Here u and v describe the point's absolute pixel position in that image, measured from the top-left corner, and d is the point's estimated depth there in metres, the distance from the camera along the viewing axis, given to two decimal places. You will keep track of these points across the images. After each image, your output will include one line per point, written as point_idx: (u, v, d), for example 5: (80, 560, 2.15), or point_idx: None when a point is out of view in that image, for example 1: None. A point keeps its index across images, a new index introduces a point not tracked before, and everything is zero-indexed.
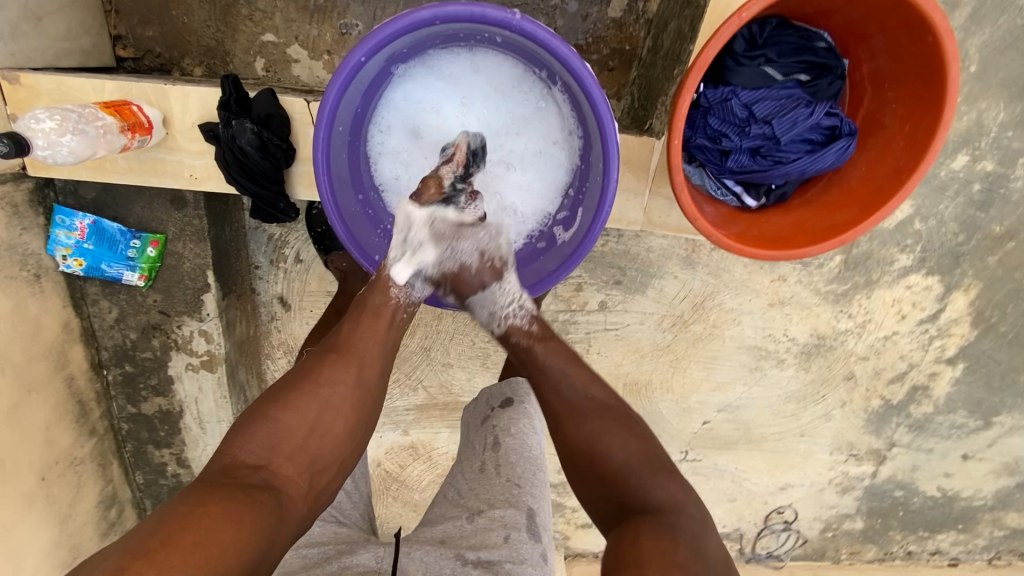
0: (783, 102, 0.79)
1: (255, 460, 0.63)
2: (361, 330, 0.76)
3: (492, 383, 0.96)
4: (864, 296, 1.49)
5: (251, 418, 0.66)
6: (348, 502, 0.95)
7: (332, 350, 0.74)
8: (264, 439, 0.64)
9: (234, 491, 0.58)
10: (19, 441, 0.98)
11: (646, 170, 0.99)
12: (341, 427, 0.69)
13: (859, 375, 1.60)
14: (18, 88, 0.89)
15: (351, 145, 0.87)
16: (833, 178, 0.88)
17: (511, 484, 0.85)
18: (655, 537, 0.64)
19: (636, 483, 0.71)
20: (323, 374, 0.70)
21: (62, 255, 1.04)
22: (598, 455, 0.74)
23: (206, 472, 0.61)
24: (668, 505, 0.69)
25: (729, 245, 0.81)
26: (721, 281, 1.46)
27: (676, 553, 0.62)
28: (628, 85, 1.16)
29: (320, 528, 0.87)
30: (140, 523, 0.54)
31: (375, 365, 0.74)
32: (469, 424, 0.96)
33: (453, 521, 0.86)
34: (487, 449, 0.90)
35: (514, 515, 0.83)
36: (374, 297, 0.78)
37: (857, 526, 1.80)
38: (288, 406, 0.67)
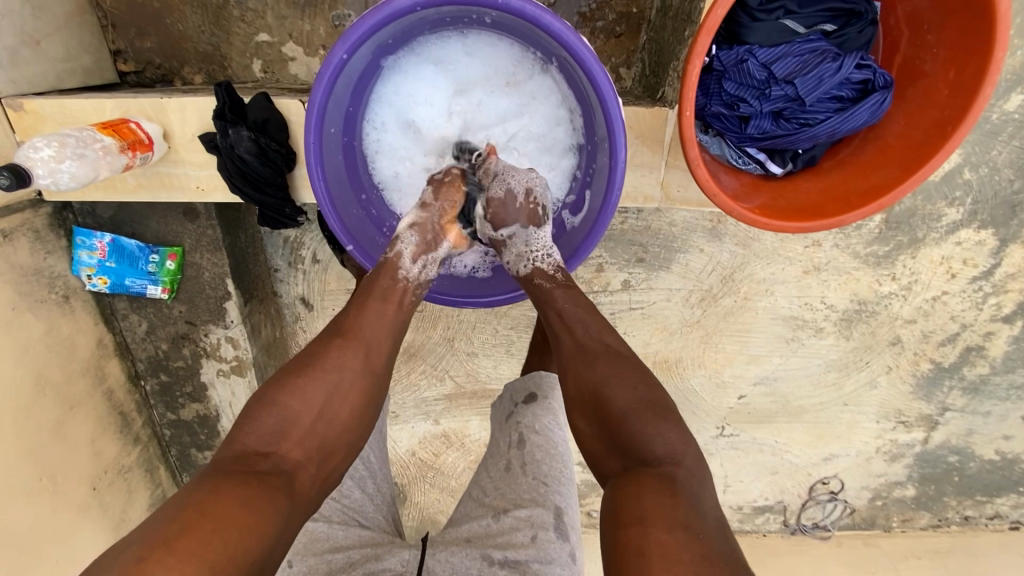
0: (806, 57, 0.72)
1: (263, 446, 0.63)
2: (369, 314, 0.74)
3: (517, 377, 0.94)
4: (909, 256, 1.40)
5: (259, 404, 0.64)
6: (371, 503, 0.90)
7: (338, 335, 0.71)
8: (272, 426, 0.63)
9: (245, 480, 0.58)
10: (66, 455, 1.02)
11: (661, 143, 0.93)
12: (349, 411, 0.69)
13: (906, 340, 1.51)
14: (24, 115, 0.90)
15: (347, 145, 0.84)
16: (867, 135, 0.80)
17: (538, 482, 0.84)
18: (656, 490, 0.58)
19: (641, 430, 0.64)
20: (329, 359, 0.68)
21: (87, 275, 1.06)
22: (602, 397, 0.68)
23: (215, 461, 0.61)
24: (667, 457, 0.62)
25: (752, 219, 0.76)
26: (750, 251, 1.39)
27: (678, 509, 0.56)
28: (638, 51, 1.09)
29: (344, 531, 0.84)
30: (154, 514, 0.53)
31: (382, 350, 0.73)
32: (496, 420, 0.95)
33: (478, 521, 0.85)
34: (513, 446, 0.88)
35: (542, 515, 0.81)
36: (380, 282, 0.76)
37: (908, 494, 1.73)
38: (296, 393, 0.65)
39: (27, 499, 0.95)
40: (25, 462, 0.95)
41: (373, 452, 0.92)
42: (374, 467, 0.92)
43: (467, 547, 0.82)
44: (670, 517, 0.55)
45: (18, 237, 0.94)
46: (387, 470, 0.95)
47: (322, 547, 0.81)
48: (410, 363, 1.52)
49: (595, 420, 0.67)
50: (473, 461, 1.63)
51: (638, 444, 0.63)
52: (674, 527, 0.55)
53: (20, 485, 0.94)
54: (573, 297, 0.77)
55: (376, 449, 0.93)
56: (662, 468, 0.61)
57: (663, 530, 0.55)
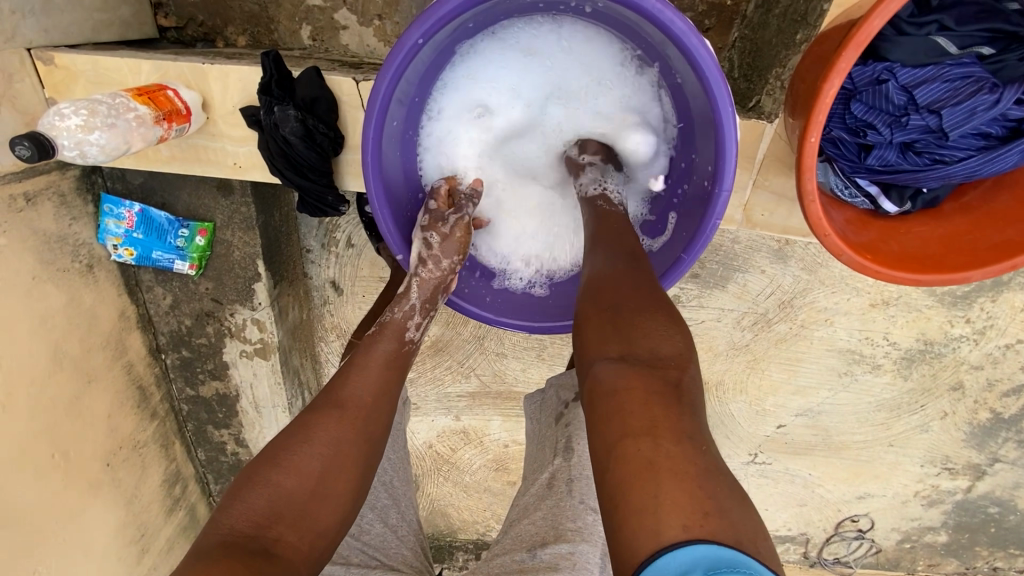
0: (957, 85, 0.60)
1: (251, 527, 0.53)
2: (366, 378, 0.67)
3: (563, 372, 0.85)
4: (990, 299, 1.28)
5: (250, 480, 0.57)
6: (395, 536, 0.84)
7: (331, 399, 0.64)
8: (263, 505, 0.55)
9: (231, 566, 0.49)
10: (80, 429, 0.98)
11: (752, 160, 0.82)
12: (346, 484, 0.61)
13: (968, 386, 1.39)
14: (54, 70, 0.82)
15: (406, 137, 0.76)
16: (1005, 177, 0.68)
17: (586, 508, 0.77)
18: (661, 399, 0.50)
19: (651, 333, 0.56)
20: (325, 428, 0.61)
21: (113, 244, 1.00)
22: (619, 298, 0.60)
23: (197, 549, 0.52)
24: (675, 362, 0.54)
25: (861, 265, 0.66)
26: (816, 277, 1.28)
27: (684, 421, 0.49)
28: (727, 50, 0.97)
29: (363, 573, 0.78)
30: None
31: (380, 415, 0.66)
32: (540, 419, 0.87)
33: (512, 554, 0.80)
34: (558, 457, 0.79)
35: (587, 552, 0.76)
36: (380, 346, 0.71)
37: (940, 540, 1.64)
38: (289, 468, 0.58)
39: (38, 474, 0.91)
40: (38, 437, 0.91)
41: (394, 476, 0.84)
42: (397, 492, 0.85)
43: None
44: (675, 428, 0.48)
45: (42, 201, 0.88)
46: (411, 489, 0.88)
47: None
48: (436, 358, 1.45)
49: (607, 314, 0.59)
50: (491, 461, 1.58)
51: (646, 347, 0.55)
52: (680, 440, 0.48)
53: (32, 461, 0.90)
54: (617, 221, 0.70)
55: (398, 473, 0.85)
56: (667, 372, 0.53)
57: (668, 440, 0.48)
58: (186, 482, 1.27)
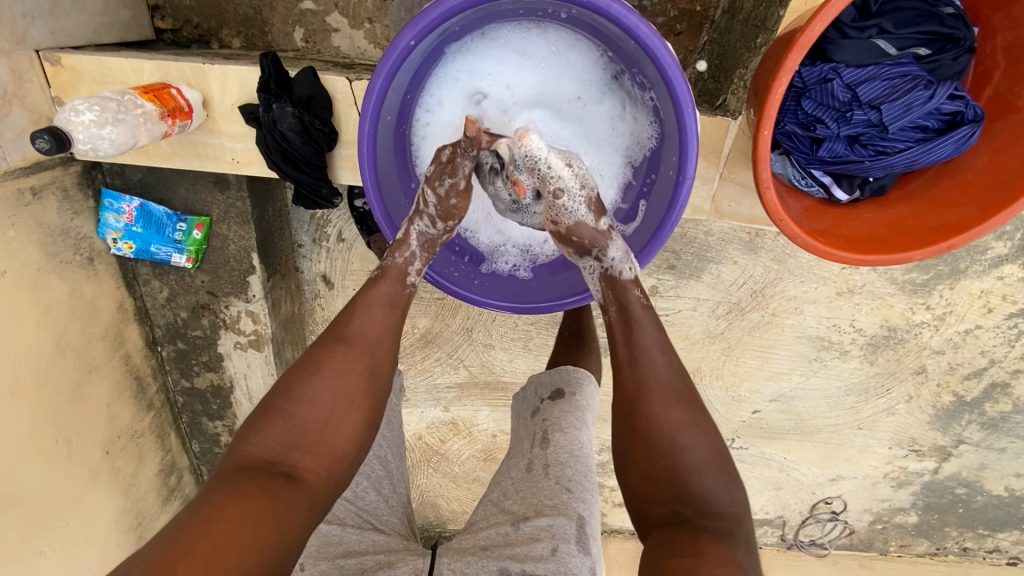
0: (896, 82, 0.67)
1: (269, 454, 0.62)
2: (370, 319, 0.72)
3: (543, 372, 0.96)
4: (948, 287, 1.36)
5: (266, 413, 0.64)
6: (386, 505, 0.89)
7: (337, 338, 0.69)
8: (279, 437, 0.63)
9: (253, 491, 0.58)
10: (81, 417, 1.01)
11: (718, 154, 0.89)
12: (356, 419, 0.68)
13: (931, 370, 1.47)
14: (60, 69, 0.86)
15: (398, 133, 0.81)
16: (944, 168, 0.76)
17: (561, 488, 0.82)
18: (716, 544, 0.58)
19: (709, 484, 0.63)
20: (330, 367, 0.67)
21: (112, 238, 1.04)
22: (672, 445, 0.64)
23: (222, 471, 0.61)
24: (727, 514, 0.62)
25: (814, 247, 0.72)
26: (786, 268, 1.36)
27: (736, 558, 0.57)
28: (696, 52, 1.04)
29: (357, 535, 0.83)
30: (159, 533, 0.54)
31: (383, 356, 0.71)
32: (520, 416, 0.96)
33: (496, 528, 0.84)
34: (536, 446, 0.88)
35: (564, 525, 0.79)
36: (382, 287, 0.75)
37: (909, 520, 1.72)
38: (300, 401, 0.65)
39: (42, 460, 0.94)
40: (42, 424, 0.94)
41: (390, 449, 0.92)
42: (391, 466, 0.92)
43: (483, 557, 0.80)
44: (722, 560, 0.57)
45: (47, 196, 0.92)
46: (403, 467, 0.95)
47: (335, 552, 0.81)
48: (426, 350, 1.50)
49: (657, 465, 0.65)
50: (481, 450, 1.62)
51: (698, 499, 0.62)
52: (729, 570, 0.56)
53: (36, 447, 0.93)
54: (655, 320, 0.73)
55: (393, 449, 0.93)
56: (720, 524, 0.61)
57: (717, 566, 0.56)
58: (181, 472, 1.30)
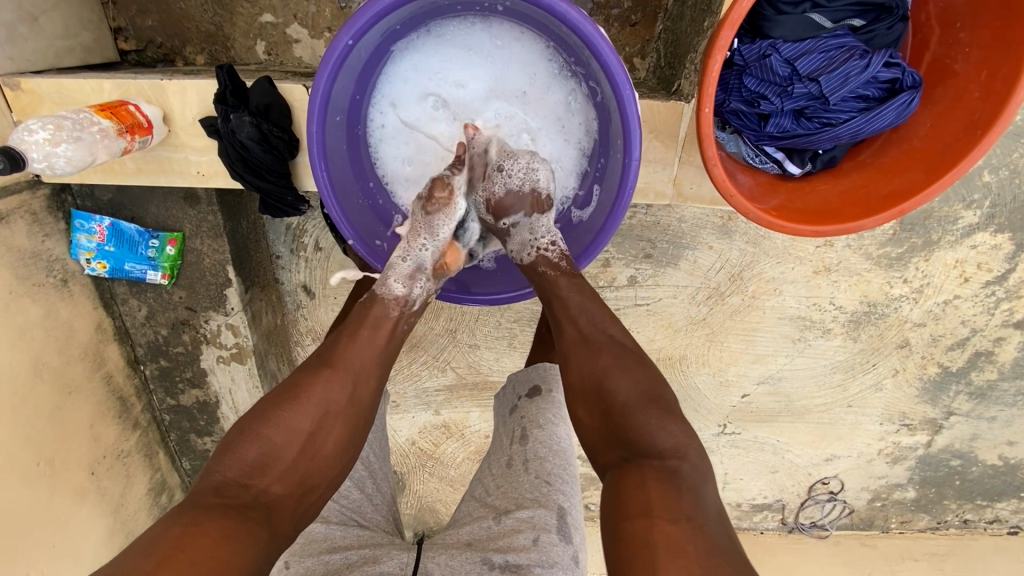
0: (832, 54, 0.70)
1: (242, 478, 0.61)
2: (358, 343, 0.74)
3: (520, 368, 0.93)
4: (923, 259, 1.37)
5: (243, 434, 0.64)
6: (371, 504, 0.90)
7: (325, 363, 0.72)
8: (255, 458, 0.63)
9: (225, 512, 0.57)
10: (63, 439, 1.02)
11: (675, 138, 0.90)
12: (331, 448, 0.69)
13: (915, 343, 1.47)
14: (21, 94, 0.87)
15: (351, 134, 0.83)
16: (891, 136, 0.78)
17: (540, 481, 0.83)
18: (660, 483, 0.58)
19: (645, 423, 0.64)
20: (316, 388, 0.68)
21: (86, 259, 1.05)
22: (605, 389, 0.68)
23: (194, 493, 0.59)
24: (674, 451, 0.62)
25: (767, 222, 0.73)
26: (761, 249, 1.37)
27: (682, 503, 0.56)
28: (653, 42, 1.05)
29: (342, 532, 0.83)
30: (124, 557, 0.51)
31: (369, 383, 0.73)
32: (500, 412, 0.95)
33: (479, 522, 0.84)
34: (516, 442, 0.88)
35: (545, 516, 0.80)
36: (375, 309, 0.78)
37: (908, 496, 1.69)
38: (281, 424, 0.65)
39: (25, 484, 0.95)
40: (22, 448, 0.94)
41: (373, 452, 0.92)
42: (374, 467, 0.92)
43: (467, 551, 0.81)
44: (673, 511, 0.56)
45: (15, 219, 0.93)
46: (387, 468, 0.95)
47: (319, 548, 0.81)
48: (412, 354, 1.49)
49: (599, 409, 0.69)
50: (474, 452, 1.61)
51: (642, 441, 0.63)
52: (676, 521, 0.55)
53: (18, 470, 0.93)
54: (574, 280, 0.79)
55: (376, 452, 0.93)
56: (668, 462, 0.61)
57: (666, 520, 0.55)
58: (172, 491, 1.30)
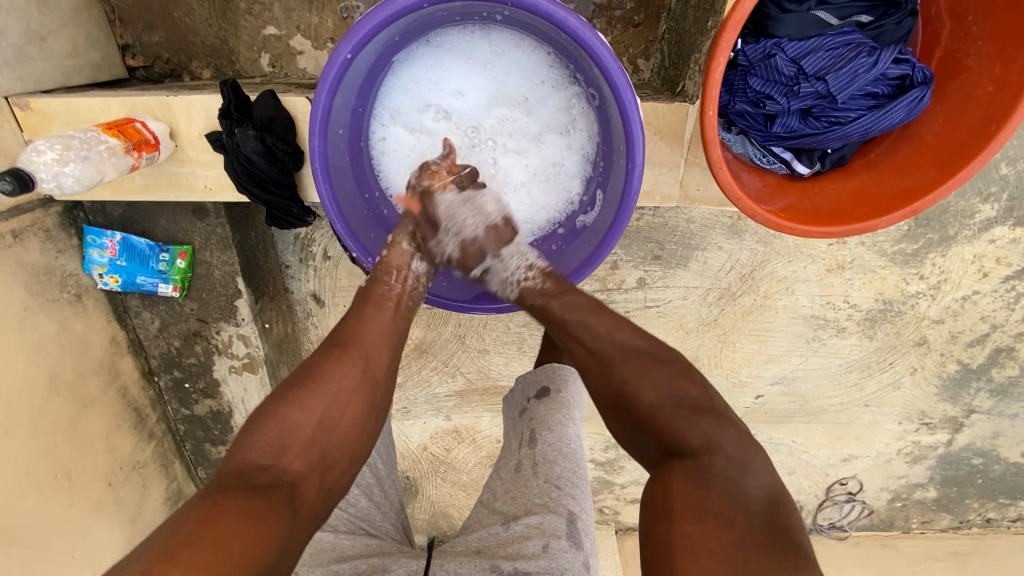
0: (840, 52, 0.69)
1: (264, 459, 0.62)
2: (365, 321, 0.76)
3: (527, 371, 0.95)
4: (939, 255, 1.34)
5: (261, 416, 0.65)
6: (379, 511, 0.90)
7: (335, 345, 0.73)
8: (273, 438, 0.63)
9: (247, 490, 0.58)
10: (80, 451, 1.03)
11: (680, 140, 0.89)
12: (350, 421, 0.69)
13: (933, 340, 1.44)
14: (31, 114, 0.89)
15: (354, 145, 0.83)
16: (902, 133, 0.76)
17: (550, 485, 0.82)
18: (688, 486, 0.59)
19: (675, 423, 0.64)
20: (329, 368, 0.70)
21: (99, 273, 1.06)
22: (629, 395, 0.68)
23: (218, 476, 0.60)
24: (703, 448, 0.62)
25: (776, 224, 0.72)
26: (772, 248, 1.35)
27: (710, 504, 0.57)
28: (656, 42, 1.04)
29: (351, 540, 0.84)
30: (159, 527, 0.53)
31: (382, 359, 0.74)
32: (509, 416, 0.95)
33: (488, 529, 0.83)
34: (524, 445, 0.88)
35: (554, 521, 0.78)
36: (376, 287, 0.78)
37: (929, 496, 1.65)
38: (296, 404, 0.66)
39: (43, 496, 0.96)
40: (40, 460, 0.96)
41: (380, 457, 0.94)
42: (381, 473, 0.93)
43: (476, 558, 0.80)
44: (694, 511, 0.57)
45: (28, 237, 0.94)
46: (395, 475, 0.96)
47: (328, 557, 0.80)
48: (421, 360, 1.49)
49: (627, 420, 0.69)
50: (486, 457, 1.61)
51: (671, 439, 0.64)
52: (704, 521, 0.56)
53: (36, 481, 0.95)
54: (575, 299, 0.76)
55: (383, 456, 0.95)
56: (699, 459, 0.61)
57: (690, 524, 0.56)
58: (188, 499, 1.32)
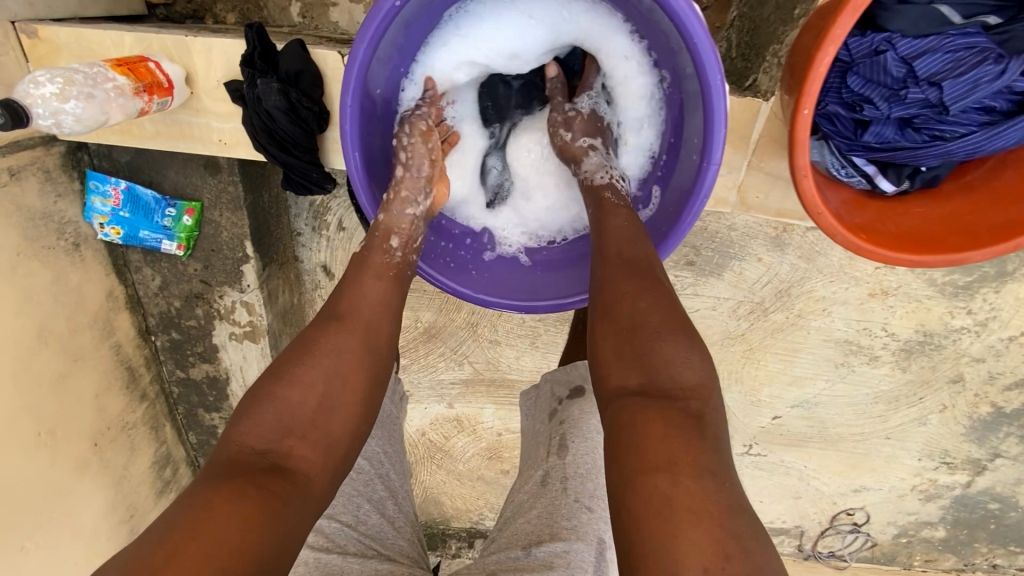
0: (960, 55, 0.61)
1: (261, 444, 0.56)
2: (364, 294, 0.68)
3: (558, 367, 0.85)
4: (992, 290, 1.25)
5: (254, 397, 0.58)
6: (391, 527, 0.83)
7: (333, 319, 0.65)
8: (271, 420, 0.57)
9: (241, 479, 0.52)
10: (65, 408, 0.97)
11: (746, 140, 0.81)
12: (351, 398, 0.62)
13: (969, 379, 1.36)
14: (38, 42, 0.81)
15: (386, 104, 0.79)
16: (1007, 156, 0.68)
17: (580, 506, 0.76)
18: (682, 435, 0.51)
19: (672, 359, 0.56)
20: (326, 342, 0.63)
21: (99, 223, 1.00)
22: (638, 319, 0.59)
23: (210, 464, 0.54)
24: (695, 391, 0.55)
25: (856, 246, 0.66)
26: (814, 266, 1.26)
27: (705, 458, 0.49)
28: (724, 29, 0.94)
29: (359, 564, 0.77)
30: (141, 538, 0.48)
31: (381, 329, 0.67)
32: (536, 417, 0.87)
33: (506, 552, 0.77)
34: (553, 454, 0.80)
35: (582, 551, 0.73)
36: (376, 258, 0.71)
37: (937, 535, 1.58)
38: (292, 382, 0.59)
39: (23, 452, 0.90)
40: (22, 415, 0.90)
41: (392, 468, 0.85)
42: (393, 484, 0.85)
43: None
44: (695, 465, 0.48)
45: (26, 176, 0.88)
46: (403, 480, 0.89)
47: None
48: (429, 345, 1.43)
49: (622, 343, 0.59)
50: (485, 449, 1.55)
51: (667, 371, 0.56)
52: (702, 477, 0.48)
53: (18, 437, 0.89)
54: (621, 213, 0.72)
55: (395, 467, 0.86)
56: (687, 403, 0.54)
57: (689, 478, 0.48)
58: (177, 465, 1.26)
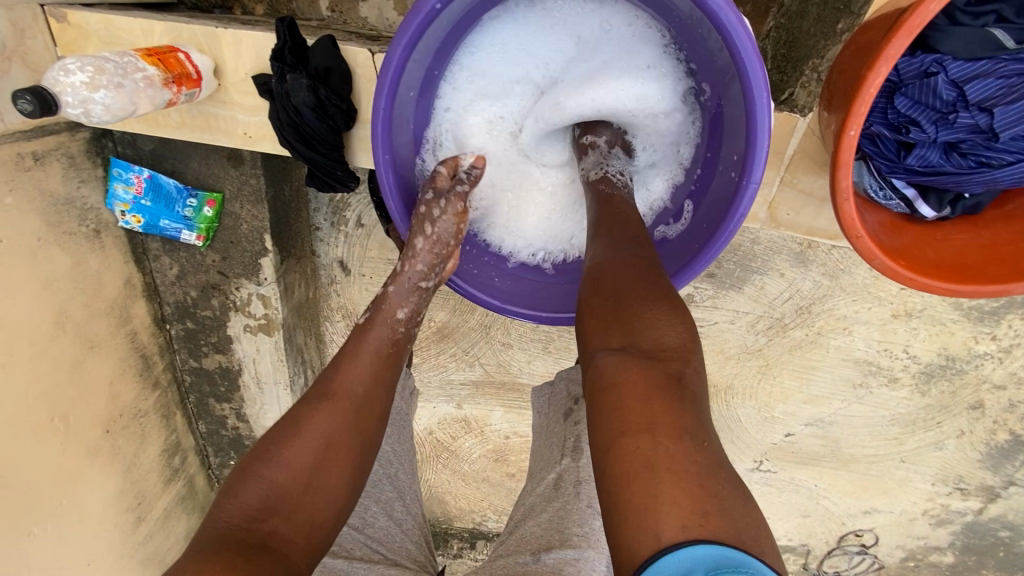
0: (1013, 81, 0.59)
1: (247, 519, 0.55)
2: (358, 367, 0.68)
3: (574, 367, 0.80)
4: (1018, 316, 1.22)
5: (245, 473, 0.58)
6: (399, 530, 0.83)
7: (325, 392, 0.65)
8: (257, 499, 0.57)
9: (228, 556, 0.51)
10: (79, 394, 0.97)
11: (780, 156, 0.79)
12: (337, 477, 0.62)
13: (989, 405, 1.33)
14: (67, 27, 0.81)
15: (419, 106, 0.77)
16: None
17: (593, 513, 0.75)
18: (659, 396, 0.49)
19: (652, 326, 0.54)
20: (316, 418, 0.62)
21: (121, 211, 0.99)
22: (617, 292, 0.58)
23: (197, 543, 0.53)
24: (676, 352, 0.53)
25: (894, 272, 0.63)
26: (837, 284, 1.24)
27: (685, 420, 0.47)
28: (761, 40, 0.91)
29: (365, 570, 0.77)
30: None
31: (374, 403, 0.67)
32: (546, 414, 0.82)
33: (516, 556, 0.78)
34: (566, 455, 0.76)
35: (593, 558, 0.74)
36: (376, 330, 0.71)
37: (945, 560, 1.55)
38: (281, 460, 0.59)
39: (35, 437, 0.90)
40: (37, 400, 0.90)
41: (400, 469, 0.82)
42: (401, 487, 0.83)
43: None
44: (674, 426, 0.47)
45: (50, 161, 0.88)
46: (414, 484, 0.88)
47: None
48: (441, 344, 1.42)
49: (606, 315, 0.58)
50: (491, 451, 1.54)
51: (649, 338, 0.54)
52: (681, 438, 0.46)
53: (31, 423, 0.89)
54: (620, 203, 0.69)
55: (404, 466, 0.83)
56: (669, 363, 0.51)
57: (668, 440, 0.46)
58: (186, 453, 1.26)
